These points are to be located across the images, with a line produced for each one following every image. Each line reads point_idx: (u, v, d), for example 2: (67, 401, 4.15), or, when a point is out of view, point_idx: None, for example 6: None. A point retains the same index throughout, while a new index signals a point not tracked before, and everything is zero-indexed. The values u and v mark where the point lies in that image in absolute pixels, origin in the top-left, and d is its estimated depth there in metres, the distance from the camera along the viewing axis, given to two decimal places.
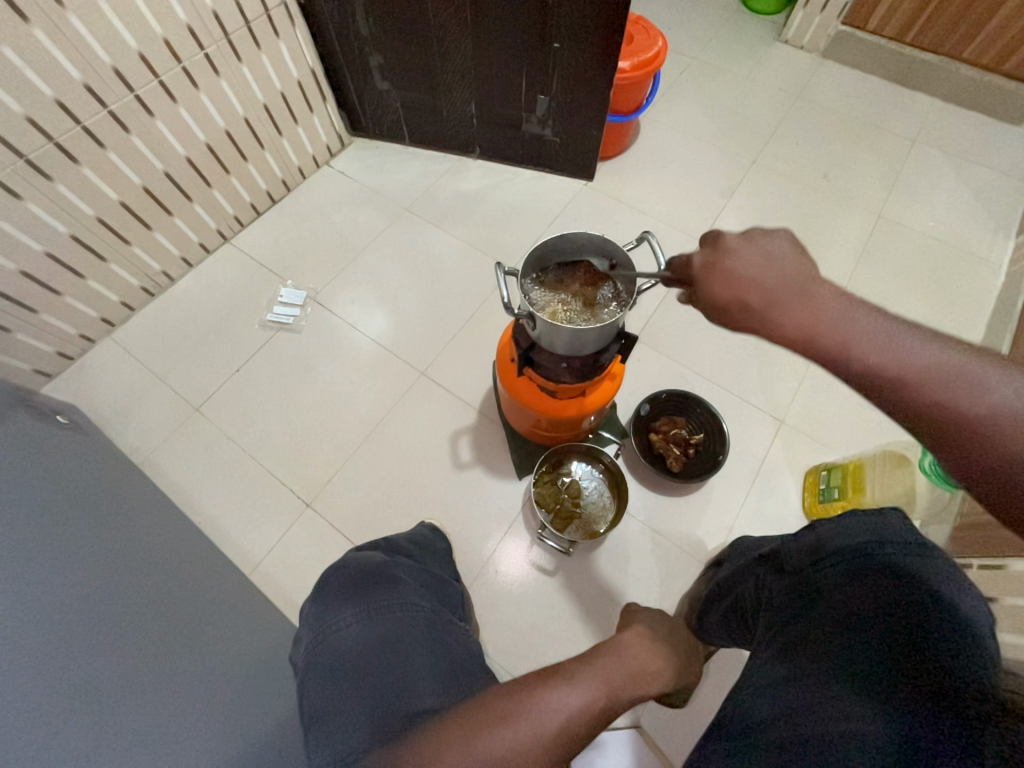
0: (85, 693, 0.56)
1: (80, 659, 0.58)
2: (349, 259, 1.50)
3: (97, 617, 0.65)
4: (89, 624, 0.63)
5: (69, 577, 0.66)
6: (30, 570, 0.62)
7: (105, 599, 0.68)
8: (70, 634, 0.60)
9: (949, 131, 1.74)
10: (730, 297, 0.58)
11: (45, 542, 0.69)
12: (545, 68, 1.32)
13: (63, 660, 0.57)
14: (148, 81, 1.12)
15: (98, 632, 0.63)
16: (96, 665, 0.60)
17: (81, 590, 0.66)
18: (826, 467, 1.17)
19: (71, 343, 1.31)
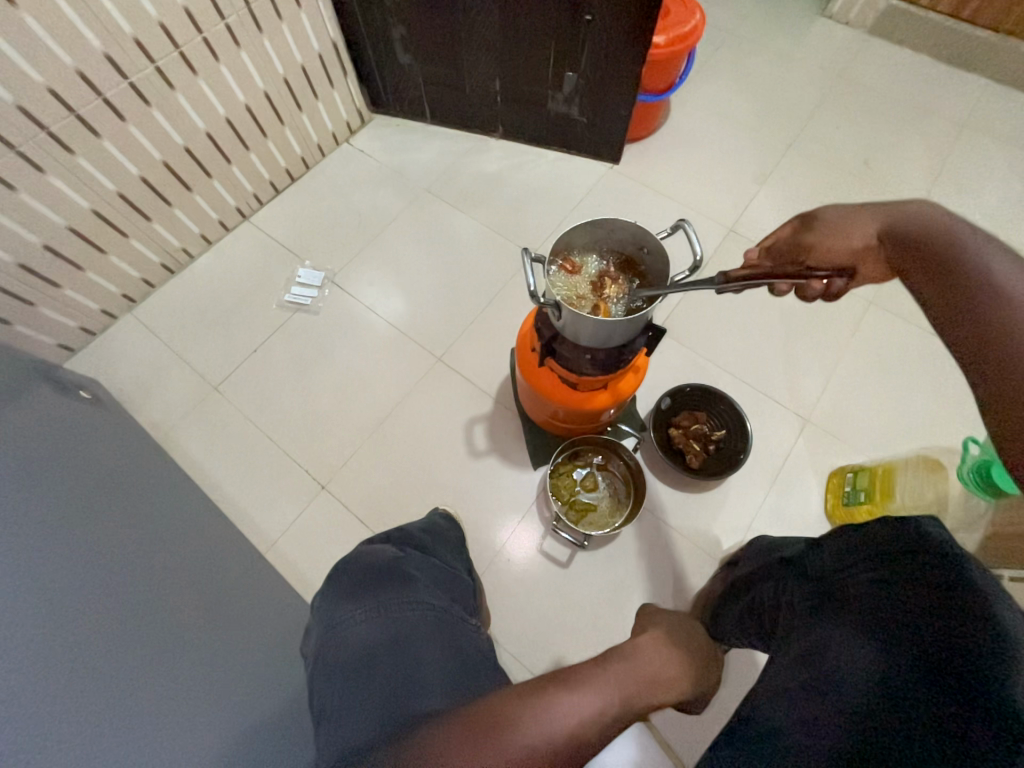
0: (107, 669, 0.57)
1: (101, 635, 0.59)
2: (367, 241, 1.48)
3: (118, 593, 0.66)
4: (110, 600, 0.64)
5: (92, 554, 0.67)
6: (55, 544, 0.64)
7: (128, 575, 0.70)
8: (92, 610, 0.61)
9: (1004, 117, 1.64)
10: (857, 212, 0.63)
11: (70, 516, 0.70)
12: (574, 43, 1.26)
13: (86, 636, 0.58)
14: (169, 52, 1.09)
15: (119, 608, 0.64)
16: (117, 641, 0.61)
17: (105, 566, 0.67)
18: (853, 469, 1.14)
19: (93, 318, 1.32)
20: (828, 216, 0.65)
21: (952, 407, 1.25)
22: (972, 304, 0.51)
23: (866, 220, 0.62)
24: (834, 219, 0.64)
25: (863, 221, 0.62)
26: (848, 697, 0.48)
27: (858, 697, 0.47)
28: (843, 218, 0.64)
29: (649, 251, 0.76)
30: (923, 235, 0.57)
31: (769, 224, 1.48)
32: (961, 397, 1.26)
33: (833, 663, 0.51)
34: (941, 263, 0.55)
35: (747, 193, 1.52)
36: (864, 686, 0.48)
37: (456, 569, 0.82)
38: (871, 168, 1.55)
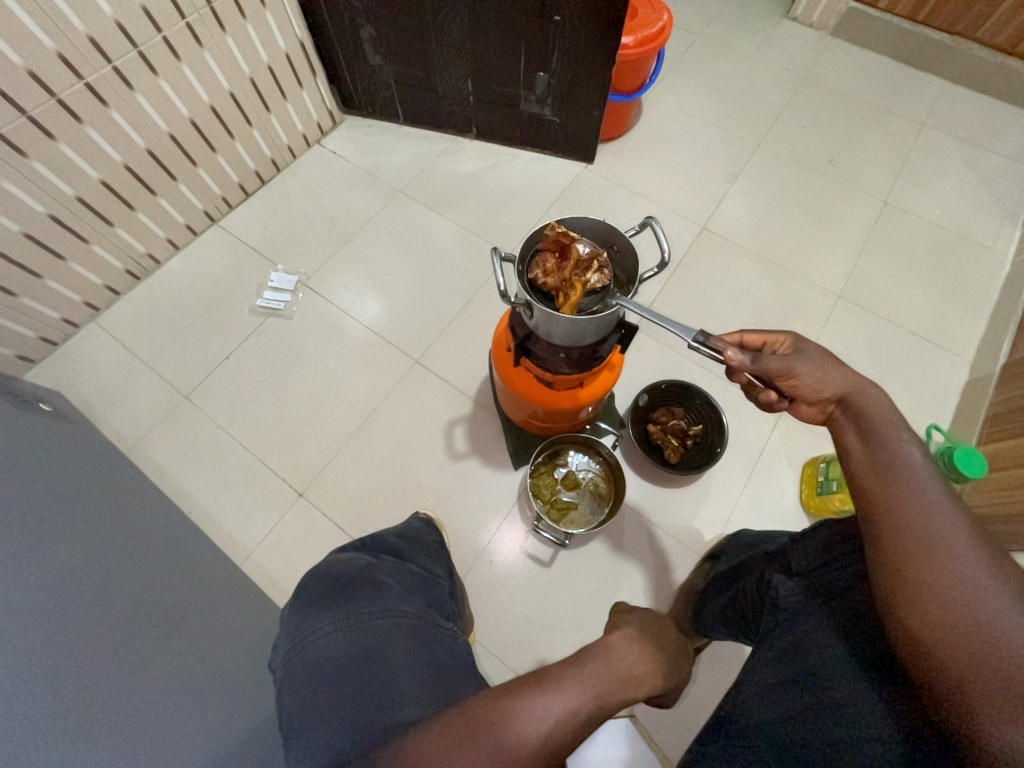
0: (71, 688, 0.55)
1: (66, 654, 0.57)
2: (341, 243, 1.45)
3: (85, 608, 0.63)
4: (77, 615, 0.61)
5: (53, 568, 0.65)
6: (15, 561, 0.61)
7: (95, 590, 0.67)
8: (56, 626, 0.58)
9: (959, 115, 1.70)
10: (839, 365, 0.58)
11: (30, 531, 0.67)
12: (544, 44, 1.27)
13: (50, 655, 0.55)
14: (126, 51, 1.06)
15: (86, 623, 0.62)
16: (84, 659, 0.58)
17: (70, 580, 0.65)
18: (825, 459, 1.14)
19: (54, 328, 1.27)
20: (811, 352, 0.59)
21: (918, 395, 1.29)
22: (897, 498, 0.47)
23: (843, 377, 0.57)
24: (817, 360, 0.58)
25: (839, 377, 0.57)
26: (835, 692, 0.48)
27: (844, 691, 0.47)
28: (828, 360, 0.58)
29: (616, 250, 0.77)
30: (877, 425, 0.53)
31: (740, 221, 1.50)
32: (926, 386, 1.30)
33: (818, 659, 0.51)
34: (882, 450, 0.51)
35: (719, 191, 1.54)
36: (850, 679, 0.48)
37: (434, 573, 0.81)
38: (836, 166, 1.59)
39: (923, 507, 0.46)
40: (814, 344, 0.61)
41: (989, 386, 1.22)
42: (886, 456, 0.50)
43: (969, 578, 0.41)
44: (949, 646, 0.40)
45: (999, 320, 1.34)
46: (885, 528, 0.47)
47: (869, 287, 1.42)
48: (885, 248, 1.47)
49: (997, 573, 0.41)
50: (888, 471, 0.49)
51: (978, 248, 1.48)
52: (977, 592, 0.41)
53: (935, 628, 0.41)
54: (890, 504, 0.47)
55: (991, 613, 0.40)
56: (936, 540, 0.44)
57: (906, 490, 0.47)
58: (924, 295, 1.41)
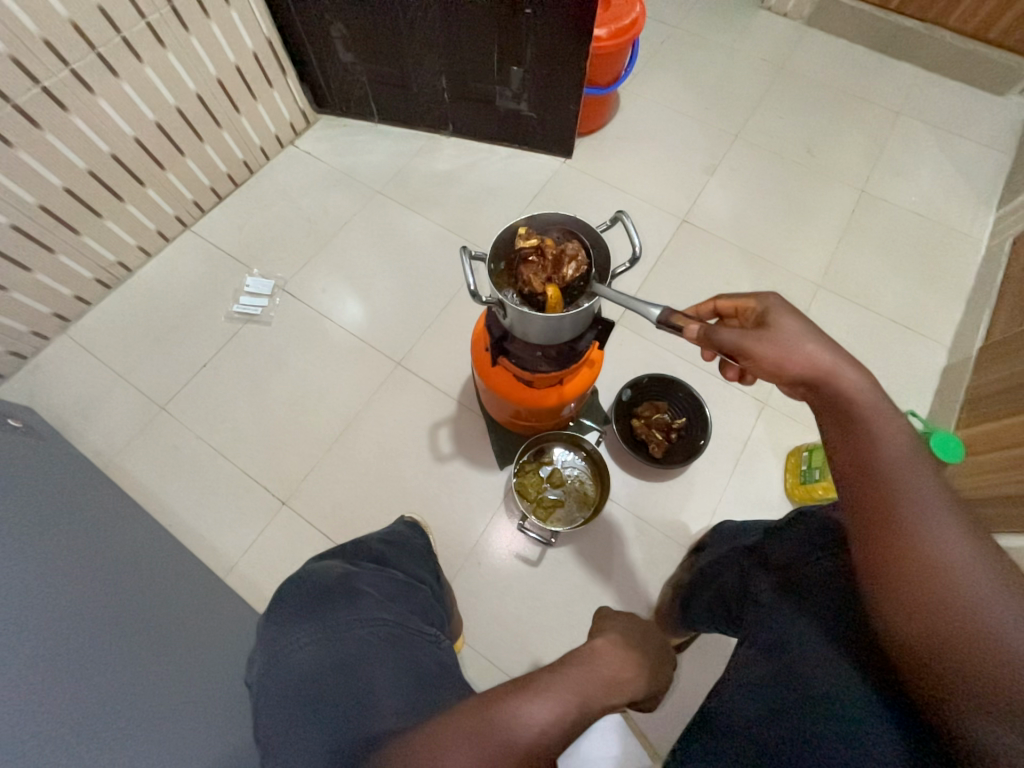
0: (46, 706, 0.53)
1: (41, 674, 0.55)
2: (318, 245, 1.43)
3: (61, 623, 0.62)
4: (52, 632, 0.60)
5: (26, 584, 0.63)
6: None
7: (71, 605, 0.65)
8: (29, 644, 0.57)
9: (932, 102, 1.71)
10: (810, 341, 0.56)
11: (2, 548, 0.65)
12: (517, 38, 1.25)
13: (24, 674, 0.54)
14: (85, 54, 1.03)
15: (61, 641, 0.60)
16: (59, 677, 0.57)
17: (45, 598, 0.63)
18: (808, 448, 1.16)
19: (23, 341, 1.24)
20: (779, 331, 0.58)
21: (898, 382, 1.30)
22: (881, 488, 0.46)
23: (815, 353, 0.55)
24: (774, 341, 0.58)
25: (811, 353, 0.55)
26: (817, 684, 0.48)
27: (828, 686, 0.48)
28: (792, 340, 0.57)
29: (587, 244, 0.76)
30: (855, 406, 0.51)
31: (719, 213, 1.51)
32: (906, 371, 1.31)
33: (798, 654, 0.52)
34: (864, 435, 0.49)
35: (698, 183, 1.54)
36: (831, 674, 0.48)
37: (417, 578, 0.81)
38: (812, 155, 1.60)
39: (905, 492, 0.45)
40: (787, 321, 0.59)
41: (966, 370, 1.24)
42: (864, 442, 0.49)
43: (955, 567, 0.40)
44: (927, 631, 0.40)
45: (977, 304, 1.36)
46: (865, 517, 0.46)
47: (849, 275, 1.43)
48: (864, 236, 1.48)
49: (979, 557, 0.40)
50: (868, 457, 0.48)
51: (954, 234, 1.50)
52: (957, 576, 0.40)
53: (913, 614, 0.41)
54: (871, 493, 0.46)
55: (973, 597, 0.39)
56: (915, 525, 0.43)
57: (884, 476, 0.46)
58: (902, 281, 1.43)
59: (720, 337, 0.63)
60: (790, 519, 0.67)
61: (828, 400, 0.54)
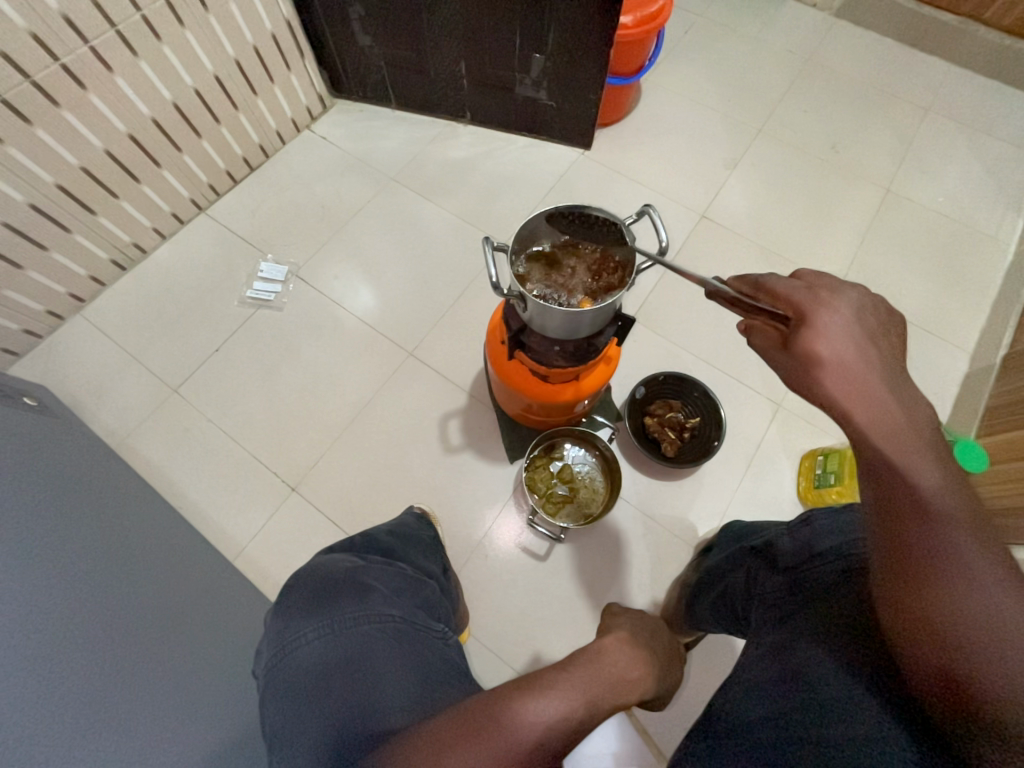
0: (56, 687, 0.54)
1: (54, 652, 0.56)
2: (332, 232, 1.42)
3: (76, 602, 0.62)
4: (66, 611, 0.60)
5: (41, 562, 0.63)
6: (6, 557, 0.60)
7: (86, 583, 0.66)
8: (46, 622, 0.57)
9: (964, 99, 1.66)
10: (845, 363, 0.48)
11: (19, 526, 0.65)
12: (540, 24, 1.22)
13: (37, 652, 0.54)
14: (104, 31, 1.01)
15: (75, 620, 0.61)
16: (72, 655, 0.57)
17: (61, 576, 0.64)
18: (823, 452, 1.14)
19: (39, 319, 1.24)
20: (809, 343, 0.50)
21: (916, 387, 1.28)
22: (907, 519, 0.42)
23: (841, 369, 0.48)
24: (789, 371, 0.52)
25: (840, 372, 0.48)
26: (823, 686, 0.48)
27: (835, 688, 0.47)
28: (812, 371, 0.49)
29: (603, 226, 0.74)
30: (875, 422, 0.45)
31: (740, 209, 1.47)
32: (925, 376, 1.29)
33: (803, 654, 0.52)
34: (886, 457, 0.44)
35: (719, 178, 1.51)
36: (839, 675, 0.48)
37: (425, 571, 0.81)
38: (838, 152, 1.56)
39: (939, 533, 0.41)
40: (822, 341, 0.49)
41: (989, 378, 1.21)
42: (884, 456, 0.44)
43: (982, 602, 0.38)
44: (950, 675, 0.38)
45: (1001, 310, 1.33)
46: (892, 555, 0.43)
47: (870, 277, 1.40)
48: (887, 237, 1.45)
49: (1014, 600, 0.38)
50: (900, 491, 0.43)
51: (981, 237, 1.46)
52: (988, 623, 0.38)
53: (938, 648, 0.39)
54: (892, 522, 0.43)
55: (1004, 645, 0.37)
56: (948, 571, 0.40)
57: (919, 517, 0.42)
58: (925, 285, 1.39)
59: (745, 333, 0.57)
60: (800, 520, 0.67)
61: (854, 429, 0.46)
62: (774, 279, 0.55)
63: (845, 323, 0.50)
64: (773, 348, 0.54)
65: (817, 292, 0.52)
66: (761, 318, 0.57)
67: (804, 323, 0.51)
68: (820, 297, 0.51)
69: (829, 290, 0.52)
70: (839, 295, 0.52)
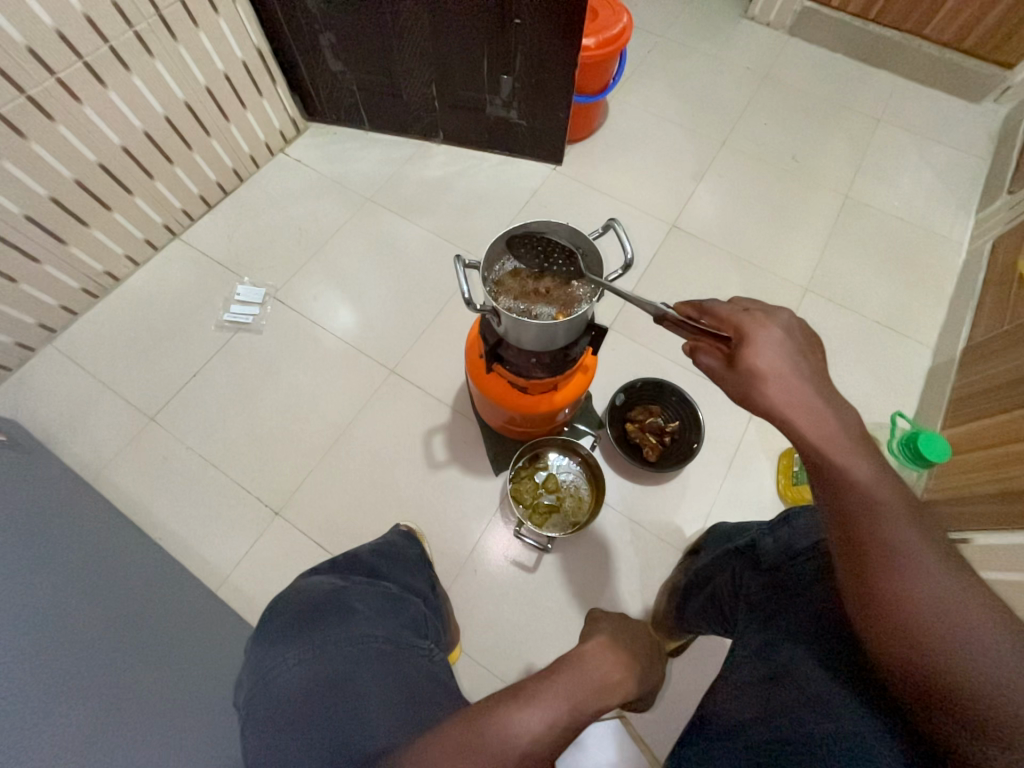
0: (34, 725, 0.52)
1: (29, 692, 0.54)
2: (310, 253, 1.42)
3: (51, 640, 0.61)
4: (40, 650, 0.59)
5: (14, 601, 0.61)
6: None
7: (62, 620, 0.64)
8: (18, 664, 0.55)
9: (912, 109, 1.76)
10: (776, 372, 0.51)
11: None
12: (507, 48, 1.26)
13: (11, 692, 0.53)
14: (71, 63, 1.02)
15: (52, 657, 0.59)
16: (49, 694, 0.56)
17: (36, 613, 0.62)
18: (800, 450, 1.17)
19: (8, 352, 1.22)
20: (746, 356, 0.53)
21: (885, 383, 1.33)
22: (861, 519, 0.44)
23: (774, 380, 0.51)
24: (734, 387, 0.54)
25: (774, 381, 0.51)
26: (808, 689, 0.49)
27: (819, 689, 0.48)
28: (753, 386, 0.52)
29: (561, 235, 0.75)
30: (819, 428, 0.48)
31: (708, 218, 1.53)
32: (893, 372, 1.34)
33: (788, 655, 0.53)
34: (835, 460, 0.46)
35: (687, 189, 1.56)
36: (824, 676, 0.49)
37: (412, 590, 0.80)
38: (798, 161, 1.63)
39: (886, 527, 0.43)
40: (760, 357, 0.52)
41: (950, 371, 1.26)
42: (836, 459, 0.46)
43: (939, 599, 0.39)
44: (911, 666, 0.39)
45: (959, 305, 1.39)
46: (848, 552, 0.44)
47: (835, 279, 1.46)
48: (849, 240, 1.51)
49: (960, 587, 0.40)
50: (849, 491, 0.45)
51: (936, 238, 1.53)
52: (940, 610, 0.39)
53: (904, 647, 0.40)
54: (849, 524, 0.45)
55: (957, 630, 0.38)
56: (899, 563, 0.42)
57: (869, 514, 0.44)
58: (887, 284, 1.46)
59: (692, 351, 0.59)
60: (779, 517, 0.67)
61: (798, 438, 0.49)
62: (716, 304, 0.59)
63: (779, 337, 0.53)
64: (719, 367, 0.56)
65: (754, 313, 0.55)
66: (707, 339, 0.59)
67: (744, 342, 0.54)
68: (758, 317, 0.55)
69: (766, 311, 0.55)
70: (774, 315, 0.55)
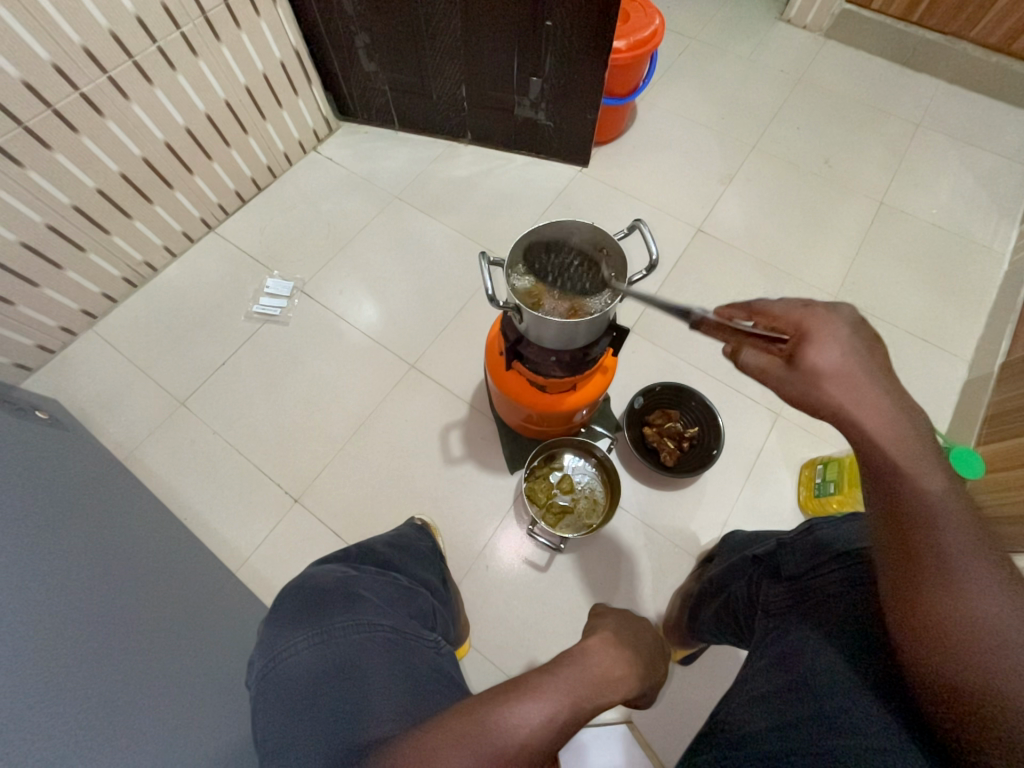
0: (60, 688, 0.54)
1: (62, 655, 0.57)
2: (337, 248, 1.46)
3: (80, 609, 0.63)
4: (69, 617, 0.61)
5: (50, 570, 0.65)
6: (15, 563, 0.61)
7: (91, 591, 0.67)
8: (54, 629, 0.58)
9: (954, 113, 1.70)
10: (850, 379, 0.50)
11: (30, 536, 0.67)
12: (537, 50, 1.27)
13: (42, 655, 0.55)
14: (121, 62, 1.07)
15: (80, 625, 0.62)
16: (79, 658, 0.59)
17: (70, 584, 0.65)
18: (823, 461, 1.14)
19: (52, 336, 1.28)
20: (816, 363, 0.51)
21: (915, 396, 1.28)
22: (909, 525, 0.43)
23: (842, 388, 0.50)
24: (795, 388, 0.53)
25: (843, 390, 0.50)
26: (828, 700, 0.48)
27: (840, 699, 0.47)
28: (813, 387, 0.51)
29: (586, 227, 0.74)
30: (879, 431, 0.47)
31: (735, 223, 1.50)
32: (925, 385, 1.29)
33: (808, 665, 0.52)
34: (887, 462, 0.46)
35: (713, 193, 1.54)
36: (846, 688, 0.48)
37: (421, 581, 0.82)
38: (831, 166, 1.59)
39: (941, 533, 0.42)
40: (823, 358, 0.51)
41: (987, 386, 1.21)
42: (892, 464, 0.46)
43: (988, 614, 0.38)
44: (951, 675, 0.39)
45: (999, 319, 1.33)
46: (897, 555, 0.44)
47: (866, 288, 1.42)
48: (882, 249, 1.47)
49: (1015, 607, 0.38)
50: (898, 494, 0.45)
51: (976, 247, 1.48)
52: (987, 623, 0.38)
53: (947, 660, 0.39)
54: (900, 533, 0.44)
55: (1000, 640, 0.37)
56: (945, 568, 0.41)
57: (917, 519, 0.43)
58: (921, 294, 1.41)
59: (738, 352, 0.58)
60: (804, 527, 0.66)
61: (860, 437, 0.48)
62: (769, 303, 0.57)
63: (842, 341, 0.52)
64: (774, 366, 0.55)
65: (816, 308, 0.54)
66: (752, 341, 0.58)
67: (806, 341, 0.53)
68: (820, 315, 0.54)
69: (828, 307, 0.54)
70: (837, 310, 0.54)
